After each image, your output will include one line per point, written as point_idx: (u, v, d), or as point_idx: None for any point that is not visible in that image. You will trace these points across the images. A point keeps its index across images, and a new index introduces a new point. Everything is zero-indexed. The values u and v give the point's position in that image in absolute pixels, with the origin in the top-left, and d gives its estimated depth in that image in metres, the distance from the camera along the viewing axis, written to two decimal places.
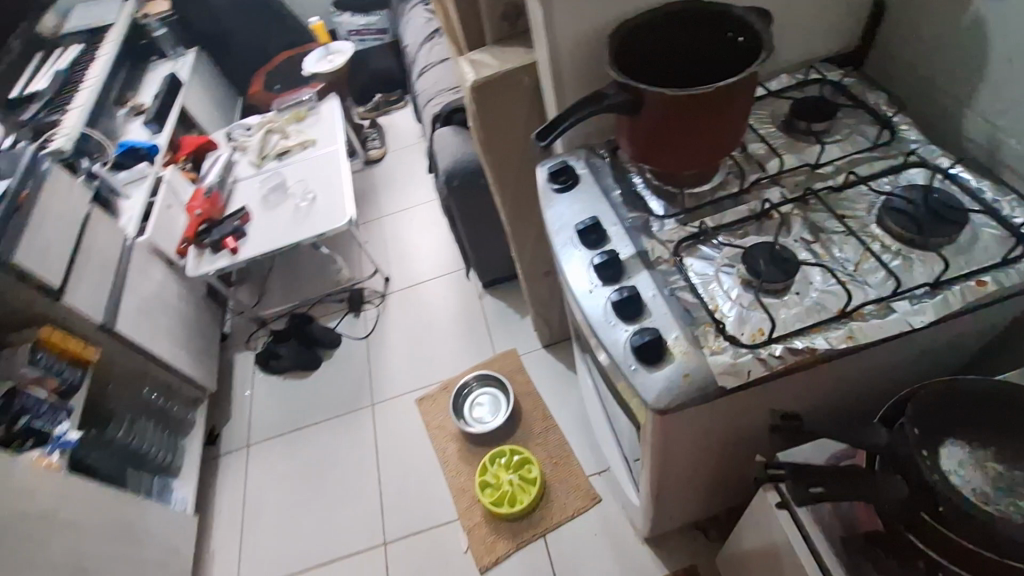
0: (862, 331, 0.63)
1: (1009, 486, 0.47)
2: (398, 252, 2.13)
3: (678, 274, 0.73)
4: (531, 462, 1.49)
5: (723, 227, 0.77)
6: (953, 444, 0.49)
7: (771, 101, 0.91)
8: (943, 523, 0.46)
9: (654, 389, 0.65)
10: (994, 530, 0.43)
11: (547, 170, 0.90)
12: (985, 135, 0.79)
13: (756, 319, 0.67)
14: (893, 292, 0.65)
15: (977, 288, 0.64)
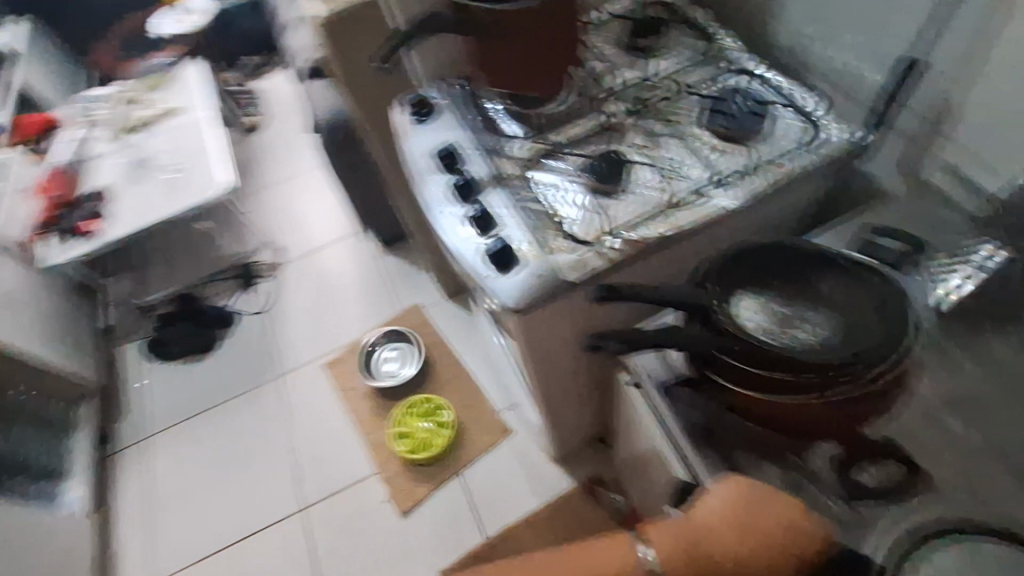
0: (682, 219, 0.73)
1: (787, 321, 0.57)
2: (289, 221, 2.05)
3: (527, 188, 0.79)
4: (443, 408, 1.51)
5: (569, 141, 0.83)
6: (745, 295, 0.59)
7: (614, 23, 0.96)
8: (736, 358, 0.54)
9: (509, 291, 0.71)
10: (767, 353, 0.52)
11: (406, 102, 0.91)
12: (795, 44, 0.89)
13: (596, 219, 0.75)
14: (709, 183, 0.75)
15: (777, 170, 0.75)
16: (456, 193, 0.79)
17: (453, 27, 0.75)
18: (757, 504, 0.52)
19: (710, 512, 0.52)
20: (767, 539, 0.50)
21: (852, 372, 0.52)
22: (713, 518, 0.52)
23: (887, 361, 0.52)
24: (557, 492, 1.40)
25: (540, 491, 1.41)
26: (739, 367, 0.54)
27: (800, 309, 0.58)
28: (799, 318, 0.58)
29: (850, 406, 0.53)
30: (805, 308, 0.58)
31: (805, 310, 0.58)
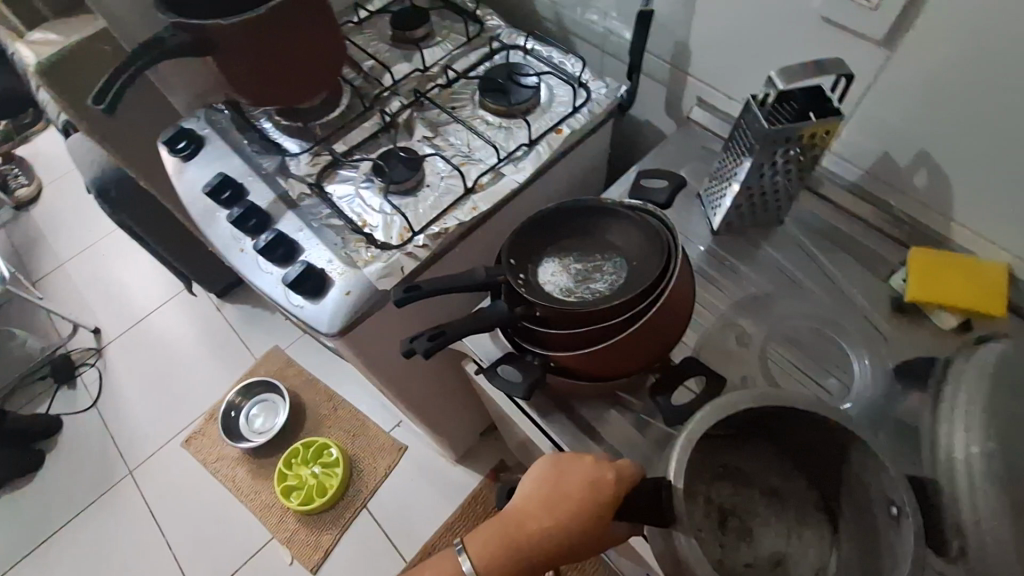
0: (481, 201, 0.74)
1: (583, 276, 0.62)
2: (97, 295, 1.77)
3: (322, 205, 0.76)
4: (328, 447, 1.41)
5: (356, 147, 0.81)
6: (547, 261, 0.63)
7: (378, 20, 0.94)
8: (537, 321, 0.58)
9: (326, 317, 0.69)
10: (560, 309, 0.56)
11: (167, 140, 0.83)
12: (552, 13, 0.94)
13: (398, 221, 0.74)
14: (499, 161, 0.77)
15: (558, 136, 0.79)
16: (243, 224, 0.75)
17: (190, 47, 0.70)
18: (562, 469, 0.56)
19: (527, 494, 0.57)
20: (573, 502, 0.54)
21: (638, 306, 0.56)
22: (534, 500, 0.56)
23: (660, 294, 0.56)
24: (464, 491, 1.36)
25: (447, 495, 1.37)
26: (540, 331, 0.58)
27: (593, 261, 0.63)
28: (593, 270, 0.62)
29: (640, 341, 0.57)
30: (597, 259, 0.63)
31: (599, 262, 0.63)
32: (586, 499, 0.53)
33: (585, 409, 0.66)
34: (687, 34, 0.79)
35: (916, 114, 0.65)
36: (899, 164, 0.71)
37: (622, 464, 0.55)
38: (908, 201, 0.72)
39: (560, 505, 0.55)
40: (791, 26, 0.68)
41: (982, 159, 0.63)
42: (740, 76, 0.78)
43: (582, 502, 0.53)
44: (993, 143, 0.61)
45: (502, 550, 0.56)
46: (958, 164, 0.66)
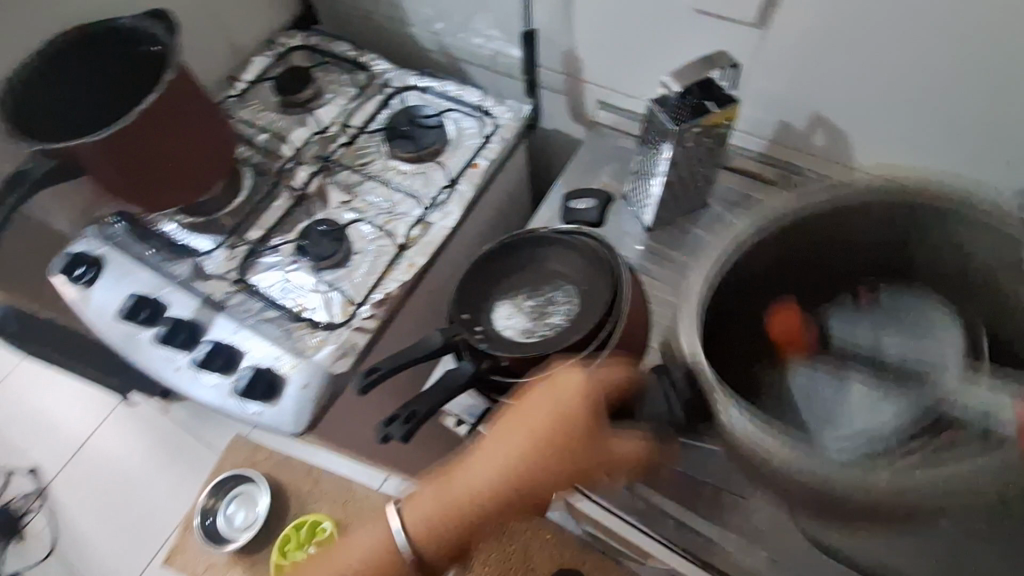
0: (417, 256, 0.73)
1: (539, 310, 0.62)
2: (22, 432, 1.61)
3: (252, 299, 0.71)
4: (319, 522, 1.34)
5: (273, 228, 0.77)
6: (497, 305, 0.63)
7: (258, 89, 0.90)
8: (507, 374, 0.58)
9: (290, 415, 0.66)
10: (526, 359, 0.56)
11: (61, 271, 0.76)
12: (437, 44, 0.93)
13: (338, 297, 0.70)
14: (424, 211, 0.76)
15: (475, 171, 0.79)
16: (170, 342, 0.70)
17: (62, 170, 0.66)
18: (523, 401, 0.55)
19: (512, 450, 0.53)
20: (559, 425, 0.52)
21: (604, 331, 0.57)
22: (519, 447, 0.53)
23: (621, 314, 0.58)
24: None
25: None
26: (517, 384, 0.58)
27: (544, 292, 0.63)
28: (546, 301, 0.62)
29: None
30: (547, 289, 0.63)
31: (548, 292, 0.63)
32: (579, 421, 0.52)
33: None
34: (573, 43, 0.80)
35: (801, 81, 0.69)
36: (796, 128, 0.74)
37: (599, 372, 0.53)
38: (811, 160, 0.77)
39: (546, 434, 0.52)
40: (669, 21, 0.70)
41: (866, 111, 0.68)
42: (632, 74, 0.79)
43: (571, 418, 0.52)
44: (874, 92, 0.66)
45: (484, 509, 0.53)
46: (848, 118, 0.70)
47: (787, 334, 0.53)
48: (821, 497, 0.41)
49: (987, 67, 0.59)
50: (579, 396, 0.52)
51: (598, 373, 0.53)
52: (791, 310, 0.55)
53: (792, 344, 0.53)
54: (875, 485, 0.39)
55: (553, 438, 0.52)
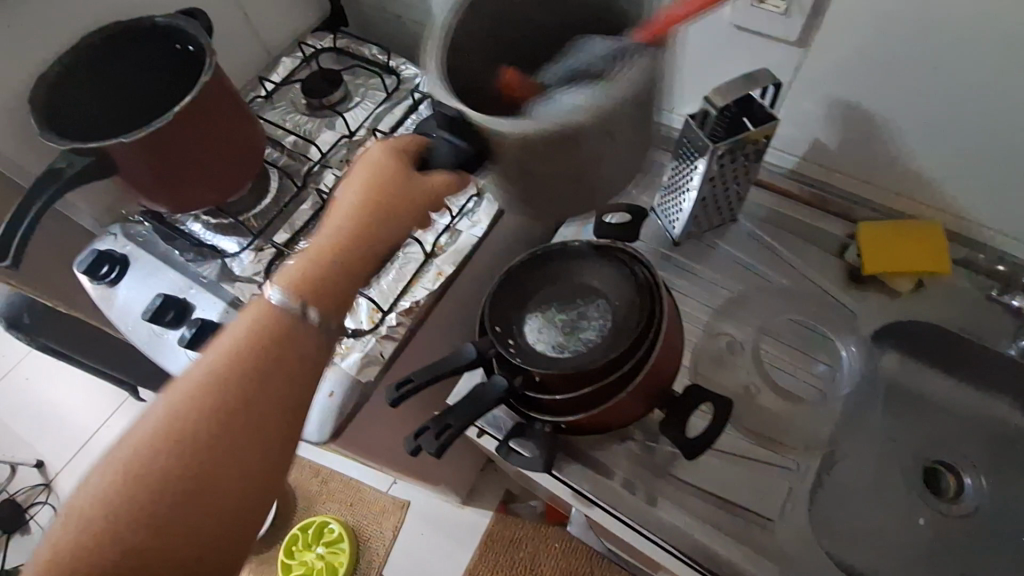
0: (445, 265, 0.73)
1: (571, 324, 0.61)
2: (29, 423, 1.60)
3: None
4: (327, 522, 1.36)
5: (299, 232, 0.76)
6: (529, 316, 0.62)
7: (285, 90, 0.89)
8: (542, 391, 0.58)
9: (315, 423, 0.66)
10: (562, 377, 0.57)
11: (86, 268, 0.76)
12: None
13: (366, 304, 0.70)
14: (452, 219, 0.75)
15: None
16: (196, 344, 0.70)
17: (93, 171, 0.64)
18: (354, 196, 0.54)
19: (336, 228, 0.53)
20: (390, 200, 0.53)
21: (641, 350, 0.58)
22: (339, 223, 0.53)
23: (657, 335, 0.58)
24: (478, 530, 1.33)
25: (463, 539, 1.33)
26: (551, 399, 0.58)
27: (577, 305, 0.62)
28: (578, 314, 0.62)
29: (648, 382, 0.59)
30: (578, 303, 0.62)
31: (581, 305, 0.62)
32: (402, 194, 0.53)
33: (592, 449, 0.67)
34: None
35: (838, 101, 0.68)
36: (830, 146, 0.74)
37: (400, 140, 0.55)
38: (844, 178, 0.76)
39: (375, 210, 0.53)
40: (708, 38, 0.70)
41: (903, 134, 0.67)
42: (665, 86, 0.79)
43: (378, 179, 0.54)
44: (913, 118, 0.65)
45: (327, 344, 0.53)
46: (885, 143, 0.69)
47: (519, 90, 0.56)
48: (540, 138, 0.49)
49: None
50: (393, 153, 0.55)
51: (404, 144, 0.55)
52: (517, 73, 0.59)
53: (516, 92, 0.56)
54: (577, 120, 0.48)
55: (362, 203, 0.53)
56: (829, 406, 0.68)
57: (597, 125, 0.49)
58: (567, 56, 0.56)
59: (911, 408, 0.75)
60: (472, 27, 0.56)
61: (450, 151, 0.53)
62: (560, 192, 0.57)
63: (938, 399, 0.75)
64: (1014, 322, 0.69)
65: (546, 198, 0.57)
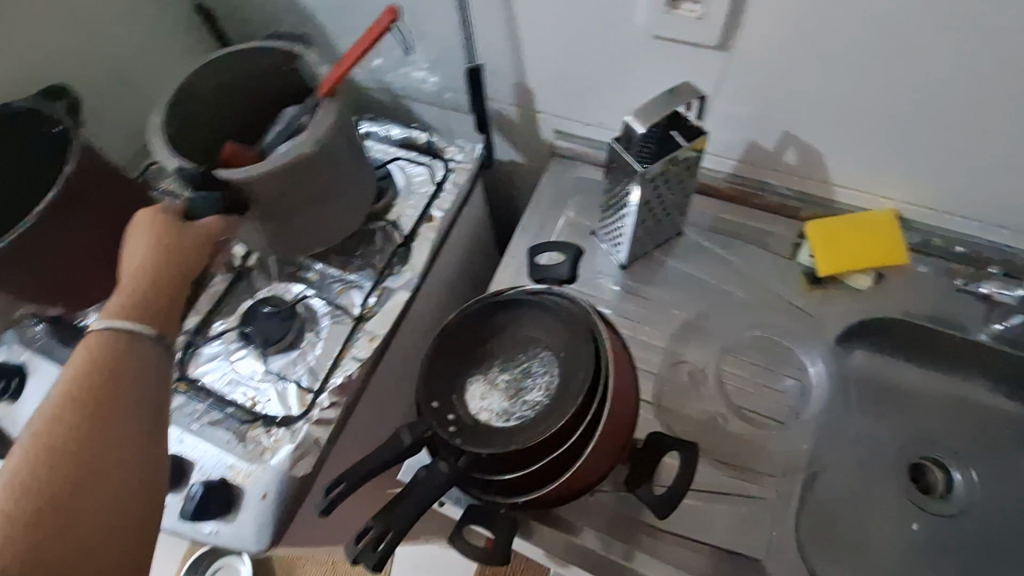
0: (377, 329, 0.66)
1: (516, 386, 0.56)
2: None
3: (196, 400, 0.64)
4: None
5: (212, 314, 0.69)
6: (470, 383, 0.57)
7: None
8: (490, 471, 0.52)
9: (249, 531, 0.59)
10: (507, 453, 0.51)
11: None
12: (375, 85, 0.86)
13: (293, 387, 0.63)
14: (379, 276, 0.69)
15: (430, 225, 0.72)
16: None
17: None
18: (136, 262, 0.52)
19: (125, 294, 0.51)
20: (179, 249, 0.53)
21: (591, 407, 0.52)
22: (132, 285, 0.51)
23: (608, 393, 0.52)
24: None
25: None
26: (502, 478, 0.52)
27: (521, 363, 0.57)
28: (523, 373, 0.56)
29: (604, 444, 0.53)
30: (523, 360, 0.57)
31: (526, 362, 0.57)
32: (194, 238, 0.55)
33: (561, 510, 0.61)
34: (521, 74, 0.74)
35: (769, 99, 0.64)
36: (766, 148, 0.70)
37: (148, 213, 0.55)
38: (786, 177, 0.72)
39: (168, 261, 0.53)
40: (622, 48, 0.65)
41: (842, 123, 0.64)
42: (588, 102, 0.74)
43: (159, 236, 0.53)
44: (847, 106, 0.62)
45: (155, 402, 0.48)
46: (822, 136, 0.66)
47: (241, 154, 0.61)
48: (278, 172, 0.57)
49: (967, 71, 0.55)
50: (155, 208, 0.56)
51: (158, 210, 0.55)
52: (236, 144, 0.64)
53: (237, 157, 0.61)
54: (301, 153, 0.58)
55: (150, 262, 0.52)
56: (803, 421, 0.65)
57: (332, 152, 0.60)
58: (273, 123, 0.64)
59: (885, 405, 0.72)
60: (205, 102, 0.67)
61: (209, 202, 0.57)
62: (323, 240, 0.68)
63: (911, 391, 0.72)
64: (976, 303, 0.66)
65: (328, 226, 0.66)
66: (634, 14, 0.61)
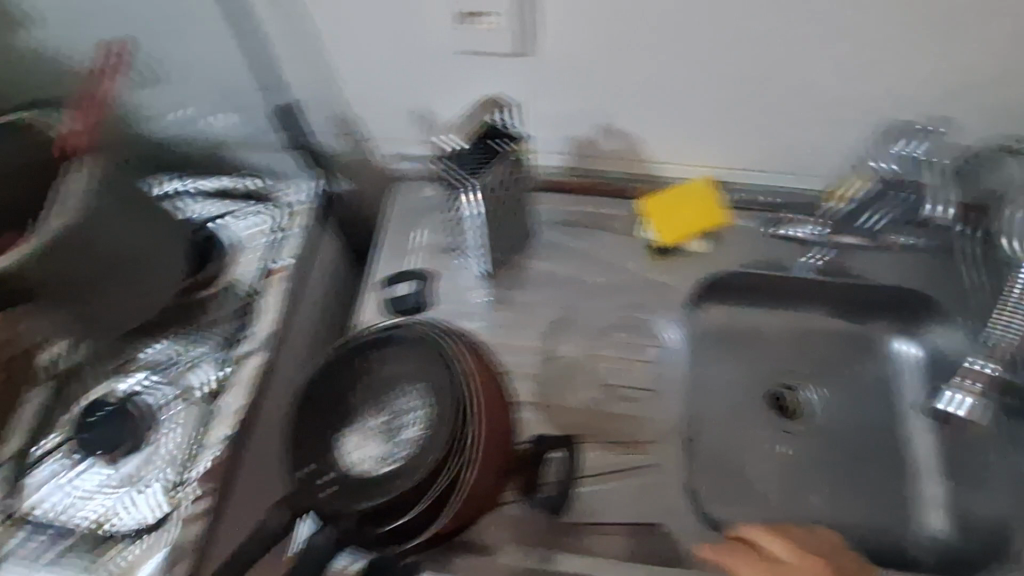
0: (238, 401, 0.62)
1: (390, 428, 0.55)
2: None
3: (39, 531, 0.57)
4: None
5: (45, 429, 0.62)
6: (342, 437, 0.55)
7: None
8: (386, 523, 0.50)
9: None
10: (390, 498, 0.49)
11: None
12: (189, 140, 0.80)
13: (156, 486, 0.58)
14: (229, 344, 0.65)
15: (275, 277, 0.68)
16: None
17: None
18: None
19: None
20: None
21: (461, 428, 0.51)
22: None
23: (477, 404, 0.52)
24: None
25: None
26: (392, 526, 0.50)
27: (390, 403, 0.56)
28: (395, 415, 0.56)
29: (487, 458, 0.53)
30: (392, 399, 0.57)
31: (395, 400, 0.56)
32: None
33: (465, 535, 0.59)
34: (341, 102, 0.73)
35: (578, 94, 0.68)
36: (589, 139, 0.74)
37: None
38: (614, 162, 0.76)
39: None
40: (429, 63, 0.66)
41: (646, 105, 0.68)
42: (414, 122, 0.73)
43: None
44: (645, 88, 0.67)
45: None
46: (633, 119, 0.70)
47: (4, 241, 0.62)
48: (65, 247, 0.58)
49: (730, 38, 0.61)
50: None
51: None
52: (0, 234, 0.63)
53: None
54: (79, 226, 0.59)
55: None
56: (671, 382, 0.70)
57: (102, 220, 0.61)
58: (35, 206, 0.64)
59: (745, 348, 0.79)
60: None
61: None
62: (151, 304, 0.66)
63: (764, 332, 0.80)
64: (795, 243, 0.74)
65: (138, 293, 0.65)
66: (429, 28, 0.62)
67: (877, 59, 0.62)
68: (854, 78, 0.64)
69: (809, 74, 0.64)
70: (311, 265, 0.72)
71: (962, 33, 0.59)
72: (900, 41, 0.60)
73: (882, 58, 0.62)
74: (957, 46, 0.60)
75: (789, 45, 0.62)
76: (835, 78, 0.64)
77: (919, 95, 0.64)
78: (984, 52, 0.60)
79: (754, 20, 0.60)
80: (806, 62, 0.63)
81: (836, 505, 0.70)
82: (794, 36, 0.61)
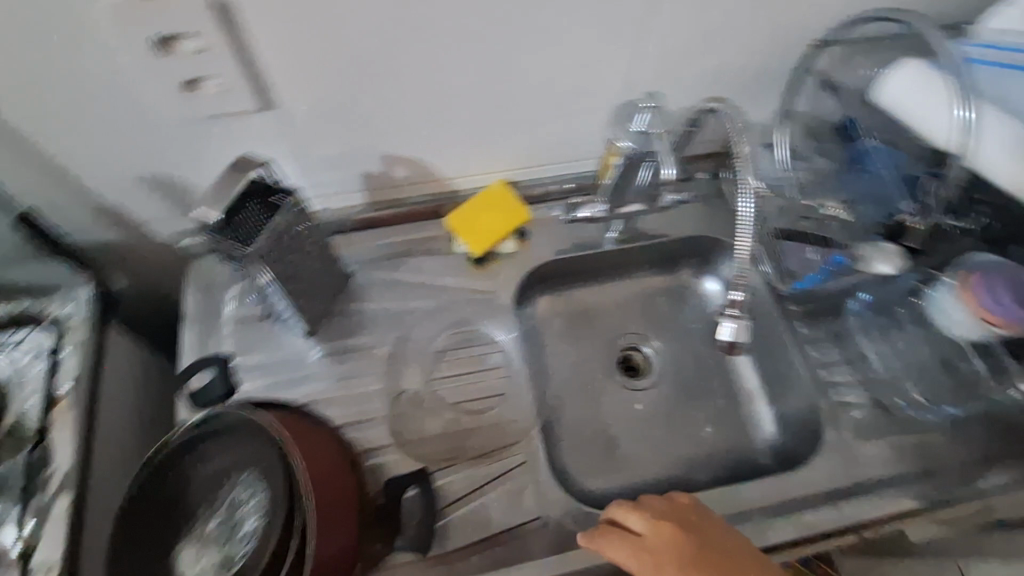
0: (50, 550, 0.57)
1: (229, 528, 0.52)
2: None
3: None
4: None
5: None
6: (179, 553, 0.52)
7: None
8: None
9: None
10: None
11: None
12: None
13: None
14: (24, 493, 0.59)
15: (64, 406, 0.63)
16: None
17: None
18: None
19: None
20: None
21: (290, 505, 0.49)
22: None
23: (303, 479, 0.50)
24: None
25: None
26: None
27: (220, 502, 0.53)
28: (234, 510, 0.52)
29: (331, 527, 0.51)
30: (222, 497, 0.53)
31: (228, 495, 0.53)
32: None
33: None
34: (94, 192, 0.67)
35: (349, 136, 0.69)
36: (378, 171, 0.75)
37: None
38: (415, 188, 0.79)
39: None
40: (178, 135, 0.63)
41: (421, 133, 0.70)
42: (196, 191, 0.71)
43: None
44: (414, 119, 0.68)
45: None
46: (413, 147, 0.72)
47: None
48: None
49: (479, 63, 0.64)
50: None
51: None
52: None
53: None
54: None
55: None
56: (514, 374, 0.75)
57: None
58: None
59: (570, 321, 0.88)
60: None
61: None
62: None
63: (584, 302, 0.89)
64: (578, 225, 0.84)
65: None
66: (164, 104, 0.59)
67: (603, 55, 0.66)
68: (590, 74, 0.68)
69: (549, 79, 0.68)
70: (104, 378, 0.67)
71: (668, 21, 0.64)
72: (617, 36, 0.64)
73: (608, 54, 0.66)
74: (666, 33, 0.65)
75: (521, 58, 0.64)
76: (573, 77, 0.68)
77: (652, 76, 0.70)
78: (691, 33, 0.65)
79: (479, 44, 0.61)
80: (555, 70, 0.66)
81: (669, 431, 0.83)
82: (521, 50, 0.63)
